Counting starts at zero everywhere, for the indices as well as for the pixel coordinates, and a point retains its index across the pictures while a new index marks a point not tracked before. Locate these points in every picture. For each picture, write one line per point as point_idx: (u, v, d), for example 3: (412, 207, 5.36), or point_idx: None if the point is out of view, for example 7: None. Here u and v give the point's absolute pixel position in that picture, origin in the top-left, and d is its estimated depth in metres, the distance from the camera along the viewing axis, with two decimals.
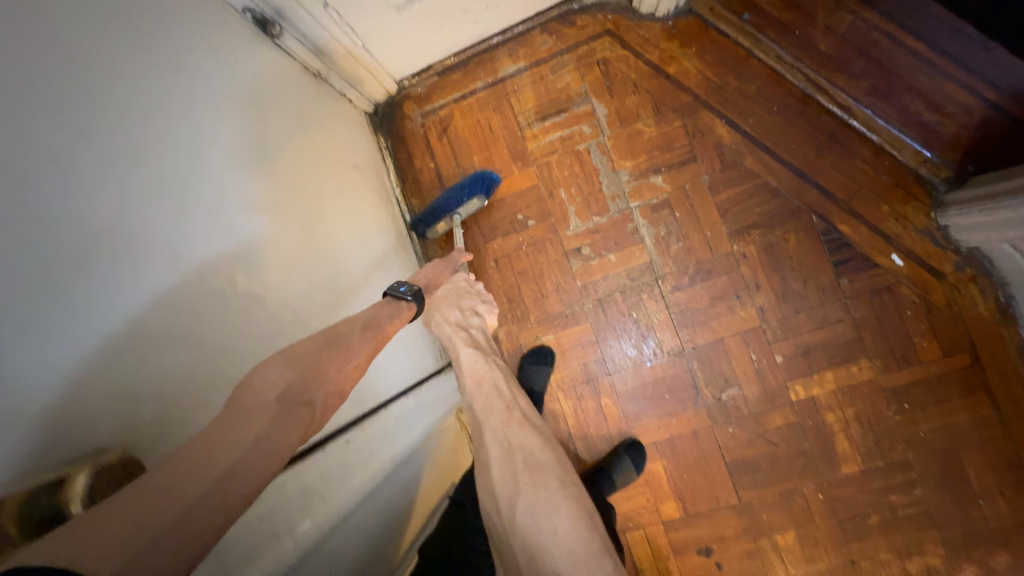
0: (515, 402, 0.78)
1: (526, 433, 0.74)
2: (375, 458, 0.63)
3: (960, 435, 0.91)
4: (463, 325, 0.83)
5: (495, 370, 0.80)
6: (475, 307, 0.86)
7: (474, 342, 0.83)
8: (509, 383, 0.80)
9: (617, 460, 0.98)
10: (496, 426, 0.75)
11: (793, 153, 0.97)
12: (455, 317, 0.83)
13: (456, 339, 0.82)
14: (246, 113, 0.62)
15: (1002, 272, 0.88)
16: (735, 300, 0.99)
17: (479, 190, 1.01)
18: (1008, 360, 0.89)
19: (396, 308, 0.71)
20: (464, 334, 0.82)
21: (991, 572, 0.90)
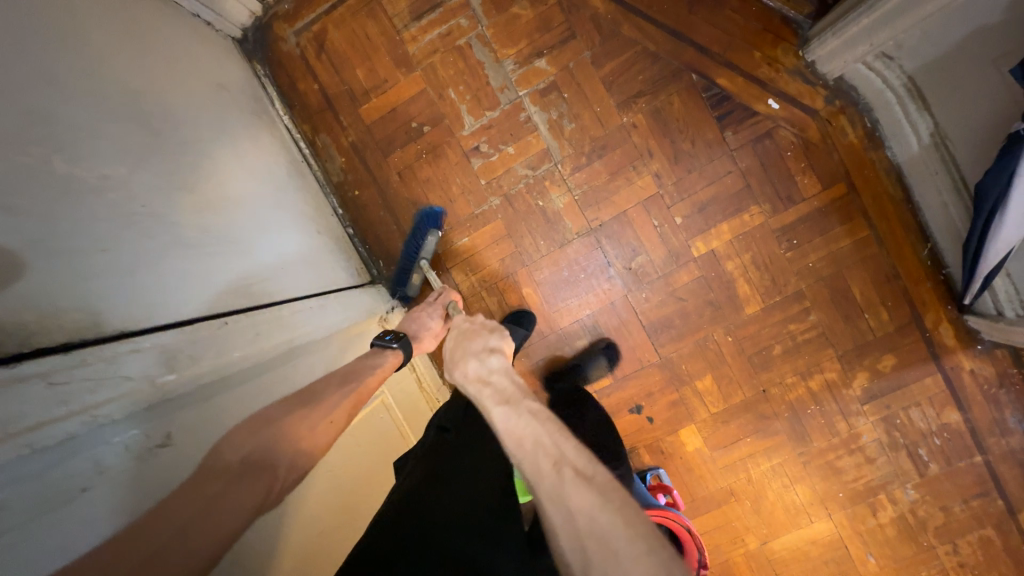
0: (565, 455, 0.51)
1: (583, 490, 0.48)
2: (268, 341, 0.64)
3: (843, 259, 0.99)
4: (483, 377, 0.65)
5: (534, 420, 0.56)
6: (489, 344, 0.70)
7: (501, 394, 0.61)
8: (554, 429, 0.54)
9: (591, 356, 1.05)
10: (545, 479, 0.50)
11: (667, 15, 0.98)
12: (474, 371, 0.66)
13: (482, 399, 0.62)
14: (76, 35, 0.58)
15: (866, 98, 0.93)
16: (632, 171, 1.02)
17: (430, 226, 1.01)
18: (879, 181, 0.96)
19: (383, 357, 0.74)
20: (489, 390, 0.63)
21: (880, 375, 1.01)
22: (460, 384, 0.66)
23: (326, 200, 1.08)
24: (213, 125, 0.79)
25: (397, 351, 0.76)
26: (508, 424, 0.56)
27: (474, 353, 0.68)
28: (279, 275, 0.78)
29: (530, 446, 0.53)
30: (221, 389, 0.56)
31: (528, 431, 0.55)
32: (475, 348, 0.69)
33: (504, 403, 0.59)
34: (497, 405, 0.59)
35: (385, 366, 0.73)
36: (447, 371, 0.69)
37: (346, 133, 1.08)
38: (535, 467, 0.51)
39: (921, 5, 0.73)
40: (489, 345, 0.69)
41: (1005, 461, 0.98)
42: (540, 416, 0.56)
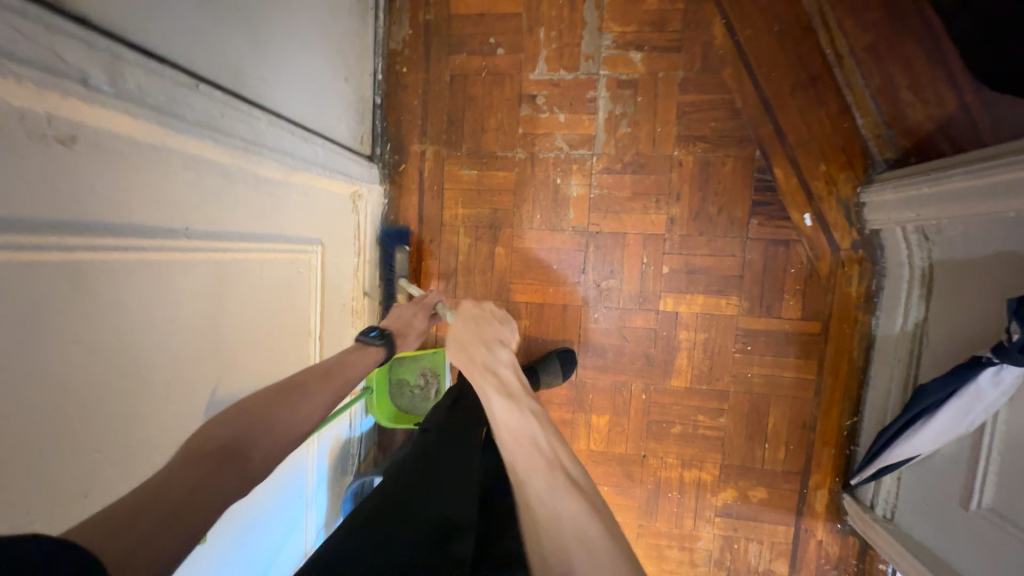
0: (561, 460, 0.55)
1: (573, 497, 0.50)
2: (227, 130, 0.62)
3: (778, 386, 1.00)
4: (491, 367, 0.68)
5: (534, 420, 0.60)
6: (497, 338, 0.75)
7: (505, 386, 0.65)
8: (550, 433, 0.58)
9: (547, 361, 1.02)
10: (540, 485, 0.51)
11: (770, 83, 0.95)
12: (482, 359, 0.70)
13: (485, 389, 0.65)
14: None
15: (885, 262, 0.94)
16: (652, 203, 1.01)
17: (401, 243, 1.06)
18: (850, 340, 0.97)
19: (364, 351, 0.77)
20: (493, 381, 0.66)
21: (745, 500, 1.04)
22: (467, 371, 0.69)
23: (372, 58, 1.04)
24: None
25: (378, 349, 0.78)
26: (509, 419, 0.60)
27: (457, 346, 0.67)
28: (281, 85, 0.75)
29: (524, 441, 0.57)
30: (155, 136, 0.52)
31: (526, 430, 0.58)
32: (487, 342, 0.73)
33: (507, 396, 0.63)
34: (500, 396, 0.63)
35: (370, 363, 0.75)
36: (457, 358, 0.73)
37: (427, 10, 1.03)
38: (529, 465, 0.54)
39: (971, 202, 0.72)
40: (497, 339, 0.75)
41: None
42: (540, 418, 0.60)
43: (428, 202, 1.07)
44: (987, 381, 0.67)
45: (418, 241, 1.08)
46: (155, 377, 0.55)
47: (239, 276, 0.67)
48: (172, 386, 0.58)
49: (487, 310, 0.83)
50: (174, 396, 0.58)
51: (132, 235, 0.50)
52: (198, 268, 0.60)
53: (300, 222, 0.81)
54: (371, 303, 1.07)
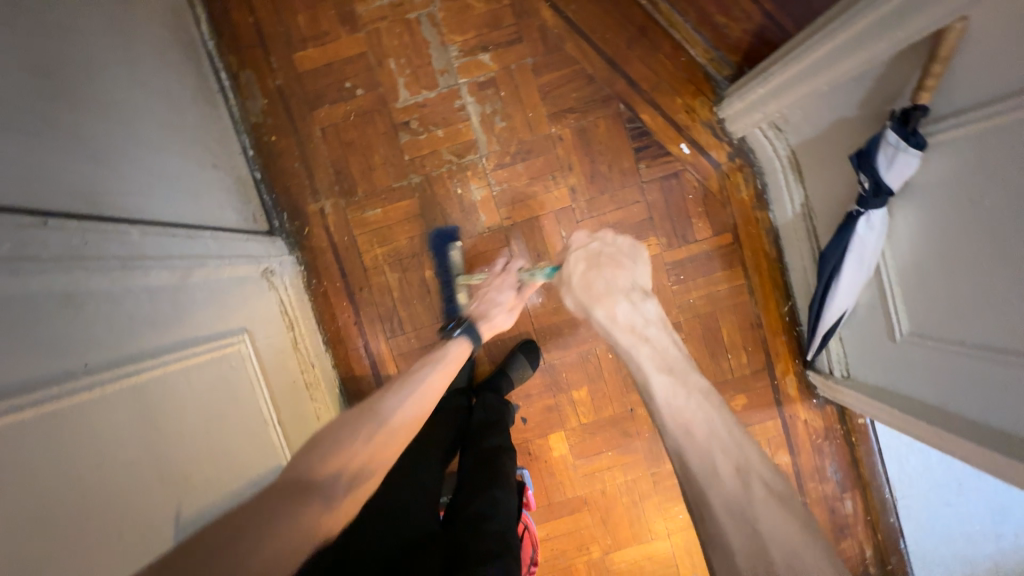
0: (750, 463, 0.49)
1: (774, 508, 0.45)
2: (97, 253, 0.60)
3: (718, 301, 1.08)
4: (636, 330, 0.64)
5: (704, 401, 0.54)
6: (633, 285, 0.69)
7: (662, 356, 0.60)
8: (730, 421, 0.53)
9: (512, 358, 1.04)
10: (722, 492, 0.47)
11: (608, 43, 1.04)
12: (625, 317, 0.65)
13: (634, 352, 0.61)
14: None
15: (760, 162, 1.04)
16: (551, 180, 1.06)
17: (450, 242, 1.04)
18: (759, 239, 1.07)
19: (448, 350, 0.77)
20: (645, 345, 0.62)
21: (731, 412, 1.11)
22: (606, 331, 0.66)
23: (237, 137, 1.03)
24: (97, 20, 0.73)
25: (463, 340, 0.81)
26: (669, 399, 0.55)
27: (624, 295, 0.67)
28: (142, 193, 0.72)
29: (704, 437, 0.51)
30: (18, 285, 0.50)
31: (699, 416, 0.53)
32: (625, 290, 0.68)
33: (669, 373, 0.58)
34: (660, 371, 0.58)
35: (450, 359, 0.75)
36: (591, 314, 0.68)
37: (275, 75, 1.04)
38: (710, 467, 0.49)
39: (796, 88, 0.82)
40: (636, 285, 0.69)
41: (818, 504, 1.13)
42: (711, 401, 0.54)
43: (345, 254, 1.07)
44: (864, 230, 0.76)
45: (349, 294, 1.07)
46: (113, 523, 0.52)
47: (166, 392, 0.64)
48: (136, 522, 0.55)
49: (608, 243, 0.75)
50: (138, 537, 0.54)
51: (23, 391, 0.47)
52: (115, 400, 0.57)
53: (215, 318, 0.78)
54: (323, 370, 1.04)
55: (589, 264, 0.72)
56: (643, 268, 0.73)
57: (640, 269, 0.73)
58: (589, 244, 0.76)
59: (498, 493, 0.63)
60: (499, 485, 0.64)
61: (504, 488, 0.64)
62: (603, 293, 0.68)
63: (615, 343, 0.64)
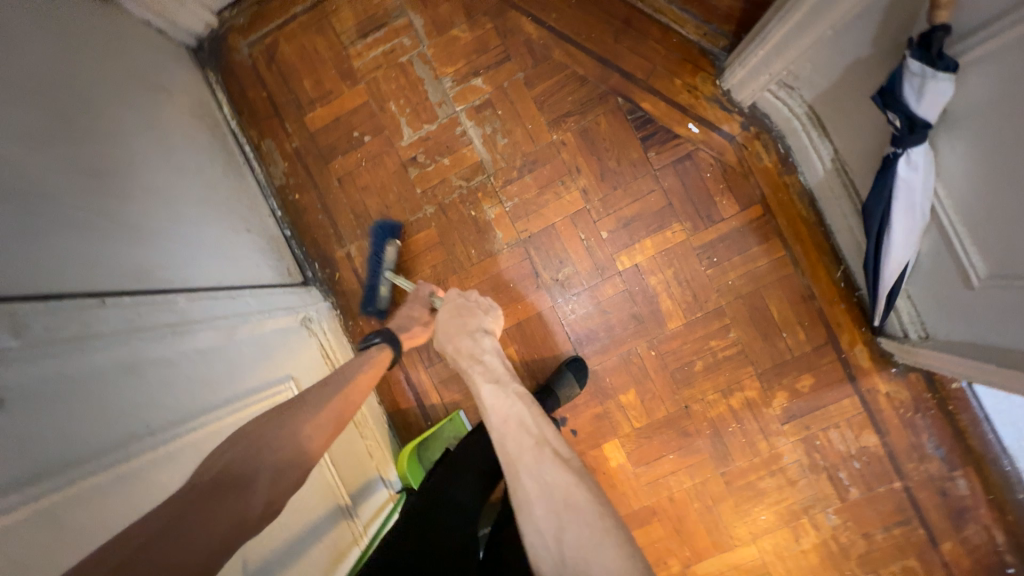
0: (545, 437, 0.67)
1: (559, 473, 0.62)
2: (150, 323, 0.66)
3: (760, 279, 1.01)
4: (475, 353, 0.80)
5: (519, 401, 0.72)
6: (484, 327, 0.84)
7: (490, 372, 0.76)
8: (535, 416, 0.69)
9: (560, 375, 1.02)
10: (530, 466, 0.63)
11: (595, 42, 1.04)
12: (467, 348, 0.80)
13: (471, 372, 0.77)
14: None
15: (778, 126, 0.99)
16: (561, 186, 1.06)
17: (387, 238, 1.05)
18: (793, 205, 1.00)
19: (370, 354, 0.83)
20: (479, 366, 0.78)
21: (798, 394, 1.02)
22: (454, 358, 0.81)
23: (265, 201, 1.11)
24: (134, 121, 0.82)
25: (383, 347, 0.85)
26: (497, 403, 0.72)
27: (471, 334, 0.82)
28: (185, 263, 0.80)
29: (532, 449, 0.65)
30: (85, 360, 0.55)
31: (512, 411, 0.70)
32: (473, 332, 0.82)
33: (494, 383, 0.75)
34: (488, 383, 0.74)
35: (375, 364, 0.82)
36: (444, 344, 0.84)
37: (291, 139, 1.12)
38: (528, 478, 0.62)
39: (797, 39, 0.78)
40: (482, 327, 0.84)
41: (924, 488, 1.00)
42: (524, 398, 0.72)
43: None
44: (906, 171, 0.69)
45: None
46: None
47: None
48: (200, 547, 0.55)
49: (471, 298, 0.89)
50: None
51: (93, 457, 0.52)
52: (178, 457, 0.60)
53: (263, 369, 0.82)
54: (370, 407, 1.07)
55: (451, 313, 0.84)
56: (495, 317, 0.87)
57: (493, 319, 0.88)
58: (460, 300, 0.89)
59: None
60: None
61: None
62: (456, 332, 0.83)
63: (457, 366, 0.80)
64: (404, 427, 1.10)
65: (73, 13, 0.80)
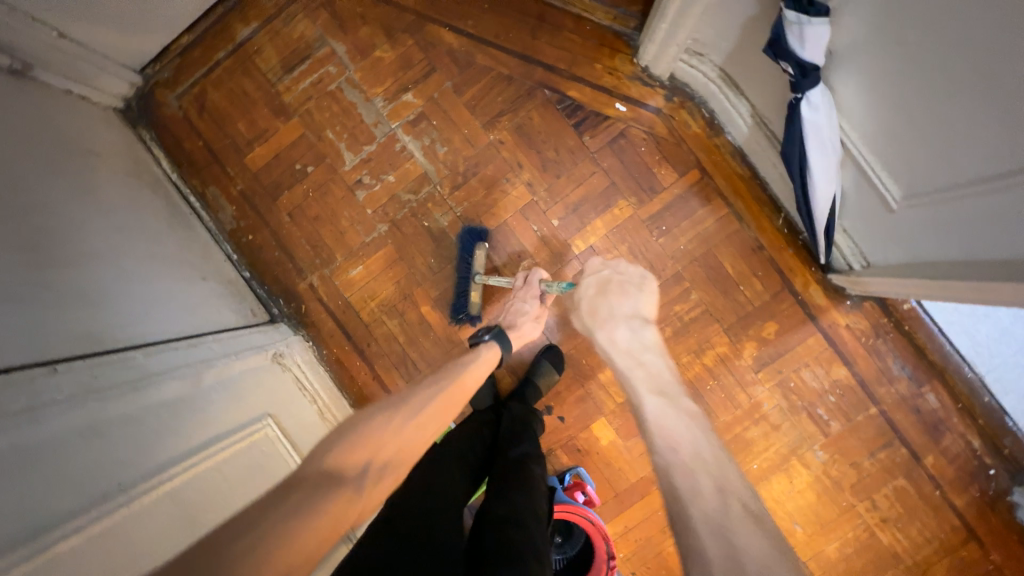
0: (731, 491, 0.57)
1: (752, 534, 0.52)
2: (109, 383, 0.66)
3: (710, 239, 1.05)
4: (633, 354, 0.75)
5: (696, 433, 0.64)
6: (636, 311, 0.79)
7: (654, 381, 0.71)
8: (722, 464, 0.61)
9: (537, 366, 1.04)
10: (708, 515, 0.54)
11: (514, 41, 1.07)
12: (623, 342, 0.76)
13: (633, 380, 0.72)
14: None
15: (698, 92, 1.03)
16: (506, 184, 1.08)
17: (478, 243, 1.05)
18: (726, 163, 1.04)
19: (483, 352, 0.84)
20: (641, 369, 0.73)
21: (765, 341, 1.05)
22: (604, 351, 0.77)
23: (219, 247, 1.11)
24: (67, 189, 0.83)
25: (491, 345, 0.86)
26: (664, 429, 0.64)
27: (625, 322, 0.78)
28: (134, 322, 0.80)
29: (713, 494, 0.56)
30: (42, 428, 0.56)
31: (692, 447, 0.62)
32: (628, 317, 0.78)
33: (659, 397, 0.69)
34: (650, 393, 0.70)
35: (485, 360, 0.83)
36: (592, 333, 0.80)
37: (235, 182, 1.12)
38: (711, 522, 0.53)
39: (693, 9, 0.82)
40: (637, 313, 0.79)
41: (898, 409, 1.04)
42: (698, 428, 0.65)
43: (344, 317, 1.11)
44: (809, 114, 0.73)
45: (359, 353, 1.10)
46: None
47: (204, 488, 0.68)
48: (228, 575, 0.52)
49: (620, 269, 0.84)
50: None
51: (63, 519, 0.52)
52: (155, 508, 0.60)
53: (236, 411, 0.82)
54: None
55: (598, 287, 0.81)
56: (648, 295, 0.80)
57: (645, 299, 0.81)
58: (605, 275, 0.84)
59: (519, 500, 0.67)
60: (521, 492, 0.69)
61: (525, 494, 0.69)
62: (609, 317, 0.79)
63: (613, 362, 0.76)
64: None
65: None
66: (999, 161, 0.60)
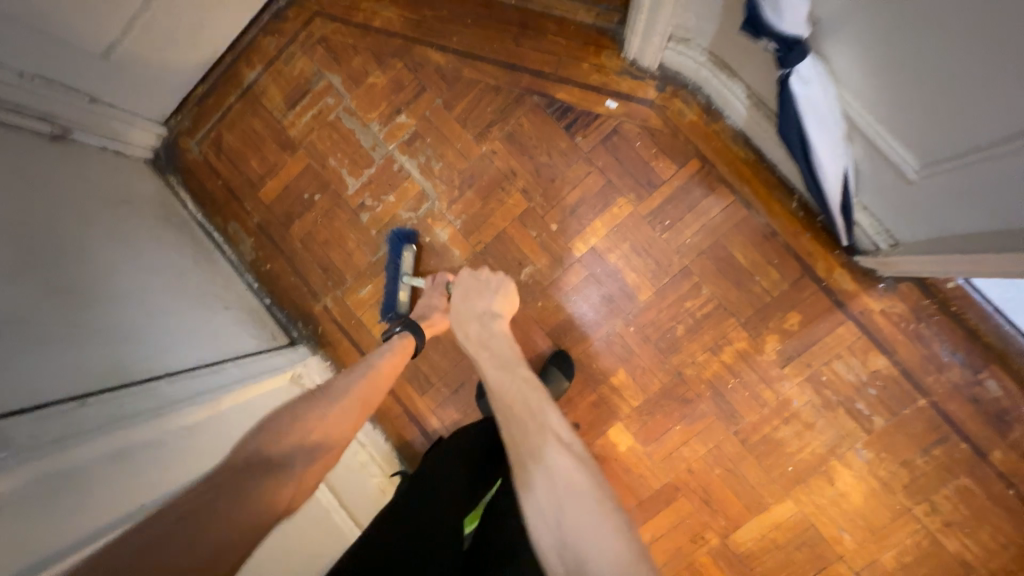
0: (551, 427, 0.69)
1: (568, 460, 0.63)
2: (133, 414, 0.72)
3: (718, 229, 1.00)
4: (482, 340, 0.86)
5: (526, 389, 0.75)
6: (491, 306, 0.91)
7: (498, 358, 0.82)
8: (550, 409, 0.72)
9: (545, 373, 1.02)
10: (537, 451, 0.64)
11: (498, 51, 1.08)
12: (476, 333, 0.87)
13: (480, 359, 0.83)
14: None
15: (691, 79, 0.99)
16: (501, 193, 1.09)
17: (403, 244, 1.09)
18: (729, 149, 0.99)
19: (388, 343, 0.89)
20: (485, 352, 0.84)
21: (788, 333, 0.98)
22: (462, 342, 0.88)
23: (241, 278, 1.18)
24: (103, 236, 0.92)
25: (404, 337, 0.91)
26: (502, 390, 0.76)
27: (478, 318, 0.89)
28: (159, 354, 0.87)
29: (541, 437, 0.67)
30: (70, 458, 0.61)
31: (522, 400, 0.73)
32: (480, 313, 0.90)
33: (500, 368, 0.80)
34: (495, 370, 0.80)
35: (394, 349, 0.88)
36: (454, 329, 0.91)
37: (251, 216, 1.20)
38: (536, 458, 0.64)
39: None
40: (489, 309, 0.90)
41: (953, 399, 0.93)
42: (530, 383, 0.77)
43: (357, 336, 1.15)
44: (801, 90, 0.69)
45: None
46: None
47: None
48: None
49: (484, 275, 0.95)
50: None
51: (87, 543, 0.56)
52: None
53: None
54: (374, 442, 1.11)
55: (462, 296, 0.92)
56: (501, 286, 0.93)
57: (501, 300, 0.91)
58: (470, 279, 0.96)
59: None
60: None
61: None
62: (466, 316, 0.90)
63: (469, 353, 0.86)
64: (413, 459, 1.12)
65: (35, 159, 0.90)
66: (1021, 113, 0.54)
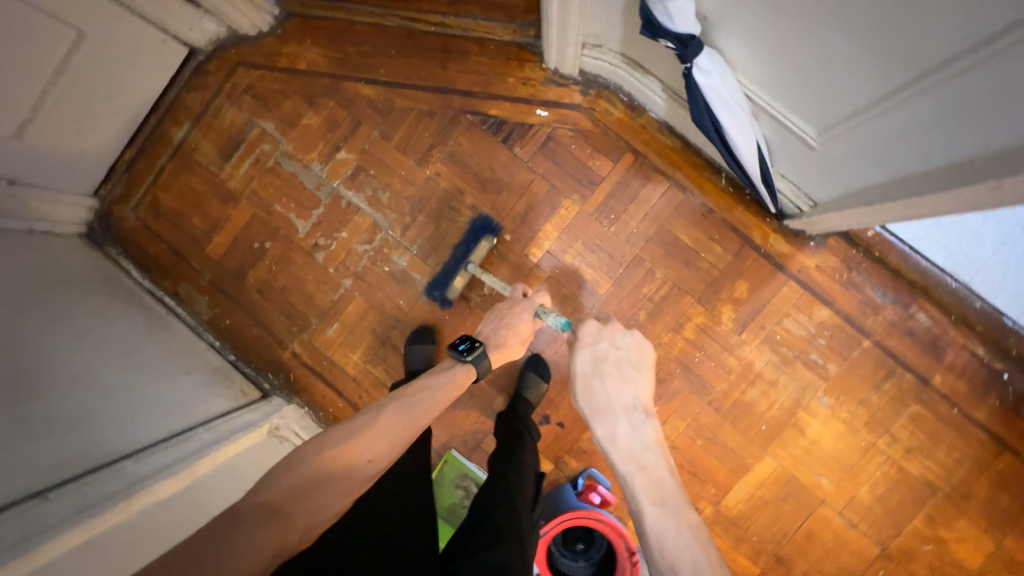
0: None
1: None
2: (101, 501, 0.70)
3: (660, 215, 1.06)
4: (632, 455, 0.74)
5: (698, 556, 0.62)
6: (632, 402, 0.79)
7: (655, 484, 0.70)
8: None
9: (523, 380, 1.04)
10: None
11: (426, 78, 1.11)
12: (620, 434, 0.76)
13: (627, 475, 0.71)
14: None
15: (611, 81, 1.05)
16: (452, 212, 1.11)
17: (484, 235, 1.09)
18: (656, 140, 1.06)
19: (453, 372, 0.82)
20: (640, 470, 0.72)
21: (740, 301, 1.05)
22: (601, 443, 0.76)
23: (202, 338, 1.15)
24: (43, 321, 0.88)
25: (468, 367, 0.84)
26: (666, 544, 0.63)
27: (621, 412, 0.78)
28: (121, 434, 0.84)
29: None
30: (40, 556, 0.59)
31: (683, 551, 0.63)
32: (625, 409, 0.78)
33: (661, 504, 0.68)
34: (652, 501, 0.68)
35: (458, 383, 0.81)
36: (586, 419, 0.80)
37: (202, 274, 1.17)
38: None
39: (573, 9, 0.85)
40: (634, 403, 0.79)
41: (891, 336, 1.02)
42: (700, 538, 0.65)
43: (332, 376, 1.14)
44: (703, 81, 0.75)
45: (354, 406, 1.13)
46: None
47: None
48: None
49: (621, 348, 0.84)
50: None
51: None
52: None
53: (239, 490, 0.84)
54: None
55: (594, 370, 0.82)
56: (638, 376, 0.82)
57: (643, 381, 0.82)
58: (600, 352, 0.84)
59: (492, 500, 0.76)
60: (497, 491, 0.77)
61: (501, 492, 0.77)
62: (608, 411, 0.79)
63: (613, 461, 0.74)
64: None
65: None
66: (889, 75, 0.62)
